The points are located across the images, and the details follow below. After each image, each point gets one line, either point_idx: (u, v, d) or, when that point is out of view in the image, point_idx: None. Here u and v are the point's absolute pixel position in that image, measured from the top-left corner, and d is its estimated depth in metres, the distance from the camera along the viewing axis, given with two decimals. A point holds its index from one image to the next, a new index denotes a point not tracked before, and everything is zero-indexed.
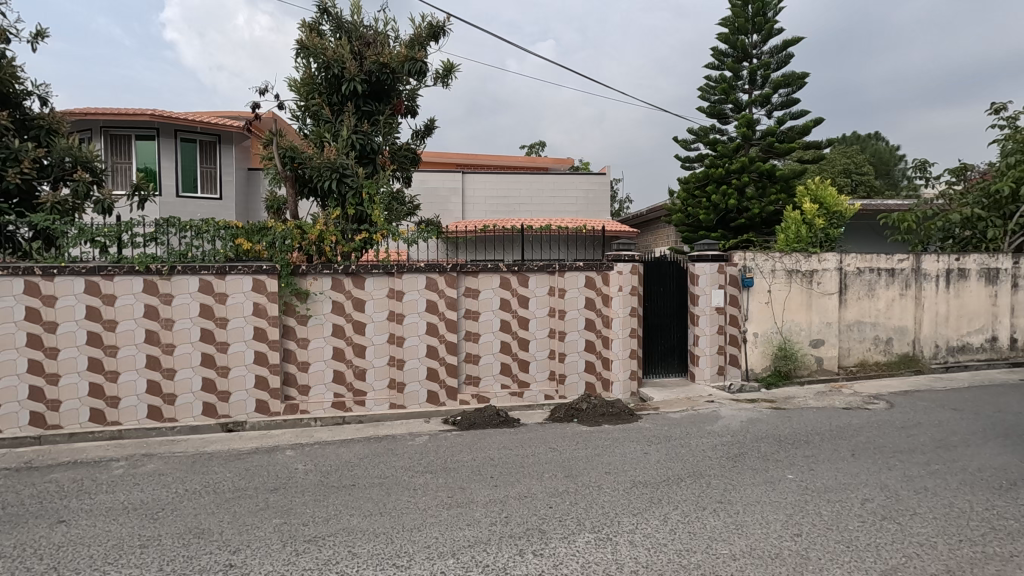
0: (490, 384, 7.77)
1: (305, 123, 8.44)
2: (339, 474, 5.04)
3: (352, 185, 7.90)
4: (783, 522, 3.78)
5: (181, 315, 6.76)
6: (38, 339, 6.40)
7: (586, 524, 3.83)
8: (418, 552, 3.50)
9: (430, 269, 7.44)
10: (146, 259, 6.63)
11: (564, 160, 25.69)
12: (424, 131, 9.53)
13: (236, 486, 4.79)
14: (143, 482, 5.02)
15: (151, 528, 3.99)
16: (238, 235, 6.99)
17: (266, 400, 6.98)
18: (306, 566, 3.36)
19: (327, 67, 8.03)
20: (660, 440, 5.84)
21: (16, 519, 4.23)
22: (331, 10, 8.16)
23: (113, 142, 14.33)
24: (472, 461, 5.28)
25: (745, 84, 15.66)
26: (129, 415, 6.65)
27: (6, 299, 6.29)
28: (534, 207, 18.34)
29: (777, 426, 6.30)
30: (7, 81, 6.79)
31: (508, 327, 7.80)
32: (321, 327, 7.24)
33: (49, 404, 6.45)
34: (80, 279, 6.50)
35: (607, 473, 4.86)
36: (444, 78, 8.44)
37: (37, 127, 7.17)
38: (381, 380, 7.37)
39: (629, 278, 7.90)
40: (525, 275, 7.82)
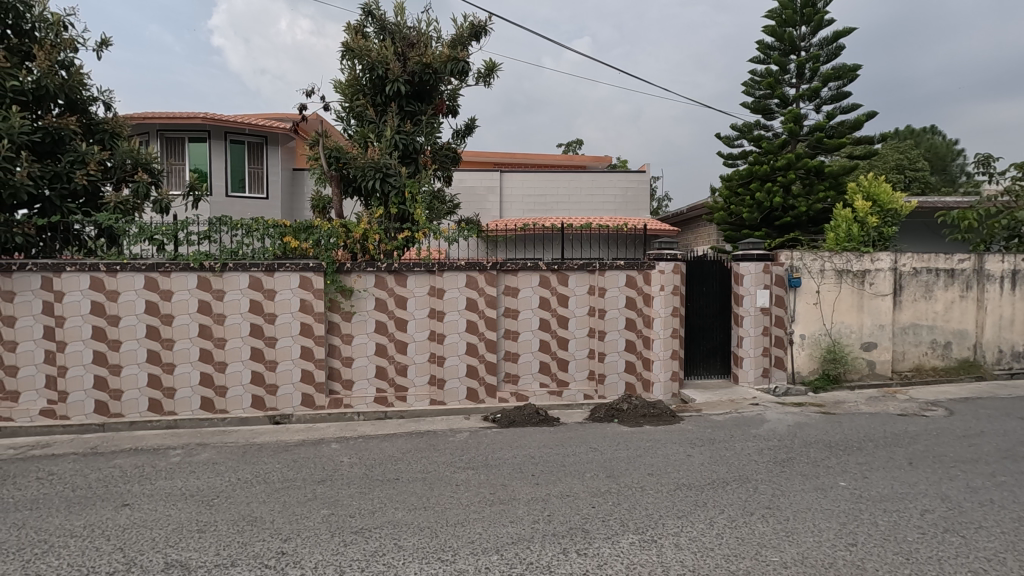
0: (529, 383, 7.76)
1: (349, 124, 8.62)
2: (383, 468, 5.15)
3: (395, 184, 8.02)
4: (837, 531, 3.65)
5: (232, 310, 7.02)
6: (102, 331, 6.80)
7: (630, 526, 3.79)
8: (463, 547, 3.54)
9: (470, 268, 7.49)
10: (199, 257, 6.91)
11: (601, 159, 25.56)
12: (464, 131, 9.61)
13: (285, 477, 4.94)
14: (198, 470, 5.24)
15: (208, 514, 4.16)
16: (286, 233, 7.15)
17: (312, 394, 7.19)
18: (355, 557, 3.45)
19: (371, 68, 8.18)
20: (704, 443, 5.72)
21: (85, 501, 4.49)
22: (375, 12, 8.31)
23: (168, 145, 15.00)
24: (512, 459, 5.30)
25: (792, 78, 15.15)
26: (184, 406, 6.95)
27: (74, 294, 6.73)
28: (571, 206, 18.26)
29: (827, 431, 6.09)
30: (75, 88, 7.17)
31: (548, 326, 7.79)
32: (365, 323, 7.40)
33: (111, 393, 6.82)
34: (141, 275, 6.86)
35: (650, 474, 4.81)
36: (486, 78, 8.48)
37: (101, 131, 7.58)
38: (421, 377, 7.47)
39: (670, 278, 7.79)
40: (565, 274, 7.78)
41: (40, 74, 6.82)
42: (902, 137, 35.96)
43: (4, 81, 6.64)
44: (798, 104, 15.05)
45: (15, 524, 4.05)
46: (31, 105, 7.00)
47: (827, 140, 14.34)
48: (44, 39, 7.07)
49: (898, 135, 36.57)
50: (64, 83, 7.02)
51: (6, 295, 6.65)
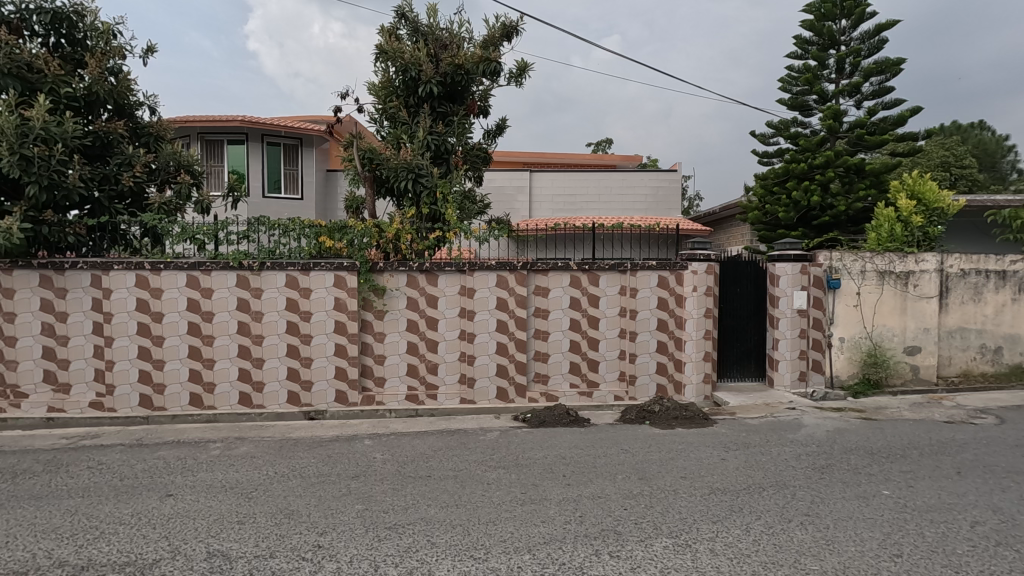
0: (559, 383, 7.74)
1: (382, 125, 8.74)
2: (415, 465, 5.20)
3: (427, 185, 8.08)
4: (880, 541, 3.53)
5: (270, 308, 7.20)
6: (147, 327, 7.07)
7: (664, 529, 3.74)
8: (495, 545, 3.56)
9: (501, 268, 7.51)
10: (239, 255, 7.11)
11: (631, 158, 25.33)
12: (495, 131, 9.64)
13: (321, 472, 5.05)
14: (237, 463, 5.40)
15: (247, 507, 4.28)
16: (321, 233, 7.28)
17: (345, 390, 7.31)
18: (389, 552, 3.50)
19: (404, 70, 8.26)
20: (739, 447, 5.61)
21: (132, 490, 4.68)
22: (409, 15, 8.41)
23: (208, 147, 15.49)
24: (543, 459, 5.30)
25: (832, 73, 14.72)
26: (223, 400, 7.16)
27: (121, 292, 7.03)
28: (601, 206, 18.14)
29: (868, 438, 5.90)
30: (124, 94, 7.47)
31: (578, 327, 7.75)
32: (396, 322, 7.50)
33: (155, 387, 7.09)
34: (183, 273, 7.10)
35: (683, 477, 4.74)
36: (518, 78, 8.48)
37: (147, 135, 7.88)
38: (452, 375, 7.54)
39: (703, 278, 7.67)
40: (596, 274, 7.73)
41: (92, 80, 7.12)
42: (947, 133, 34.54)
43: (58, 87, 6.97)
44: (837, 100, 14.61)
45: (69, 510, 4.25)
46: (83, 111, 7.32)
47: (869, 137, 13.85)
48: (95, 47, 7.38)
49: (944, 130, 35.13)
50: (113, 88, 7.31)
51: (60, 293, 6.98)
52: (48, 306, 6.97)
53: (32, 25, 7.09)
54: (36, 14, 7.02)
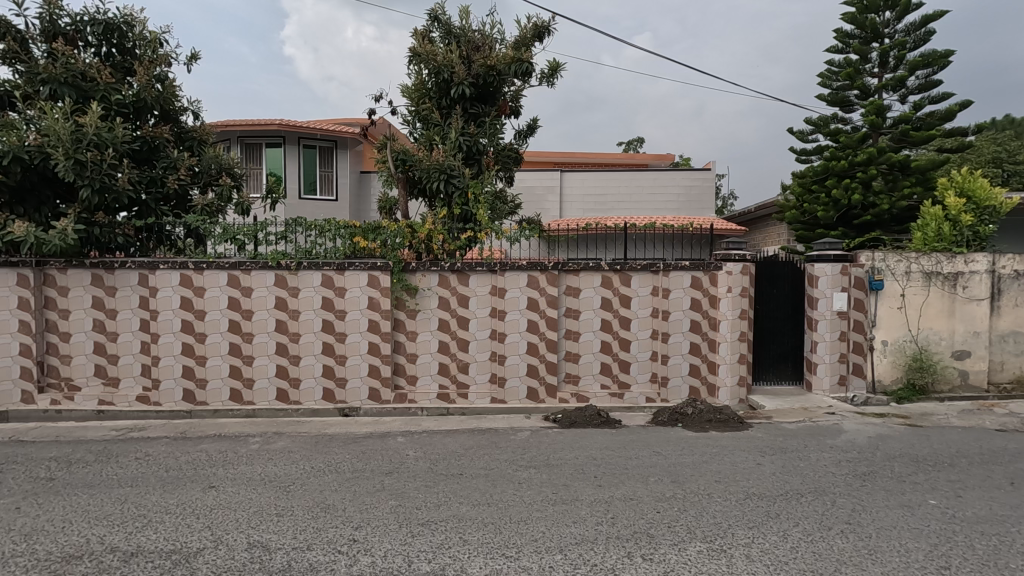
0: (590, 384, 7.70)
1: (415, 127, 8.85)
2: (447, 463, 5.26)
3: (459, 185, 8.16)
4: (926, 552, 3.40)
5: (306, 306, 7.38)
6: (190, 325, 7.34)
7: (697, 533, 3.69)
8: (526, 544, 3.57)
9: (532, 268, 7.52)
10: (277, 255, 7.31)
11: (664, 157, 24.95)
12: (526, 131, 9.66)
13: (355, 468, 5.15)
14: (275, 457, 5.55)
15: (285, 500, 4.40)
16: (356, 234, 7.43)
17: (378, 387, 7.43)
18: (422, 548, 3.55)
19: (437, 72, 8.34)
20: (776, 452, 5.48)
21: (177, 481, 4.87)
22: (441, 17, 8.50)
23: (248, 150, 15.97)
24: (574, 460, 5.28)
25: (874, 67, 14.22)
26: (262, 396, 7.38)
27: (166, 290, 7.31)
28: (632, 205, 17.96)
29: (913, 445, 5.68)
30: (169, 100, 7.78)
31: (610, 327, 7.69)
32: (428, 321, 7.59)
33: (198, 382, 7.34)
34: (224, 273, 7.34)
35: (717, 481, 4.66)
36: (549, 78, 8.48)
37: (191, 139, 8.18)
38: (483, 375, 7.58)
39: (738, 279, 7.51)
40: (628, 274, 7.66)
41: (140, 87, 7.43)
42: (999, 128, 32.94)
43: (109, 95, 7.28)
44: (881, 95, 14.08)
45: (119, 498, 4.45)
46: (132, 117, 7.64)
47: (914, 132, 13.30)
48: (143, 56, 7.71)
49: (995, 125, 33.57)
50: (160, 95, 7.62)
51: (110, 291, 7.30)
52: (99, 304, 7.31)
53: (85, 36, 7.43)
54: (90, 25, 7.35)
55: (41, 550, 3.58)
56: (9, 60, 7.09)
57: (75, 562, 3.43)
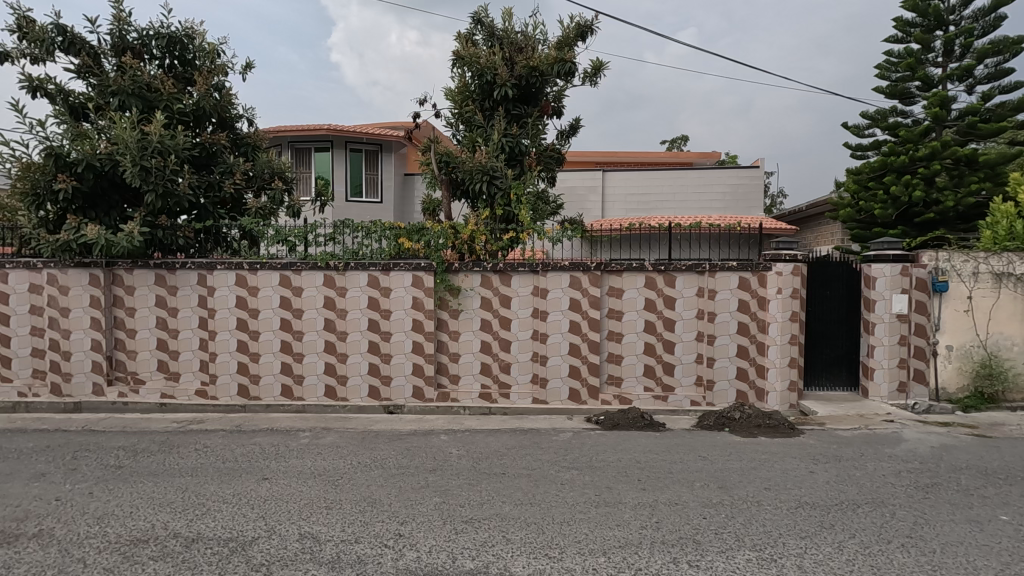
0: (633, 386, 7.60)
1: (458, 129, 8.95)
2: (489, 462, 5.31)
3: (501, 186, 8.22)
4: (996, 572, 3.20)
5: (353, 306, 7.59)
6: (244, 323, 7.66)
7: (746, 541, 3.59)
8: (570, 546, 3.56)
9: (574, 268, 7.48)
10: (326, 256, 7.55)
11: (709, 154, 24.29)
12: (568, 131, 9.62)
13: (400, 464, 5.26)
14: (324, 451, 5.73)
15: (334, 493, 4.54)
16: (400, 235, 7.59)
17: (422, 386, 7.56)
18: (466, 545, 3.59)
19: (480, 74, 8.41)
20: (830, 460, 5.27)
21: (234, 472, 5.10)
22: (485, 20, 8.58)
23: (298, 155, 16.54)
24: (617, 462, 5.23)
25: (938, 56, 13.47)
26: (311, 392, 7.63)
27: (223, 290, 7.65)
28: (676, 205, 17.62)
29: (981, 457, 5.35)
30: (226, 108, 8.16)
31: (653, 328, 7.57)
32: (471, 321, 7.67)
33: (252, 377, 7.66)
34: (276, 273, 7.63)
35: (767, 488, 4.52)
36: (592, 77, 8.42)
37: (246, 145, 8.57)
38: (525, 375, 7.60)
39: (788, 280, 7.25)
40: (672, 274, 7.51)
41: (200, 97, 7.82)
42: None
43: (172, 104, 7.69)
44: (944, 86, 13.35)
45: (180, 487, 4.70)
46: (192, 124, 8.05)
47: (982, 124, 12.52)
48: (202, 66, 8.12)
49: None
50: (217, 103, 8.01)
51: (171, 290, 7.71)
52: (162, 302, 7.72)
53: (150, 49, 7.87)
54: (154, 39, 7.79)
55: (112, 533, 3.82)
56: (83, 73, 7.56)
57: (141, 546, 3.64)
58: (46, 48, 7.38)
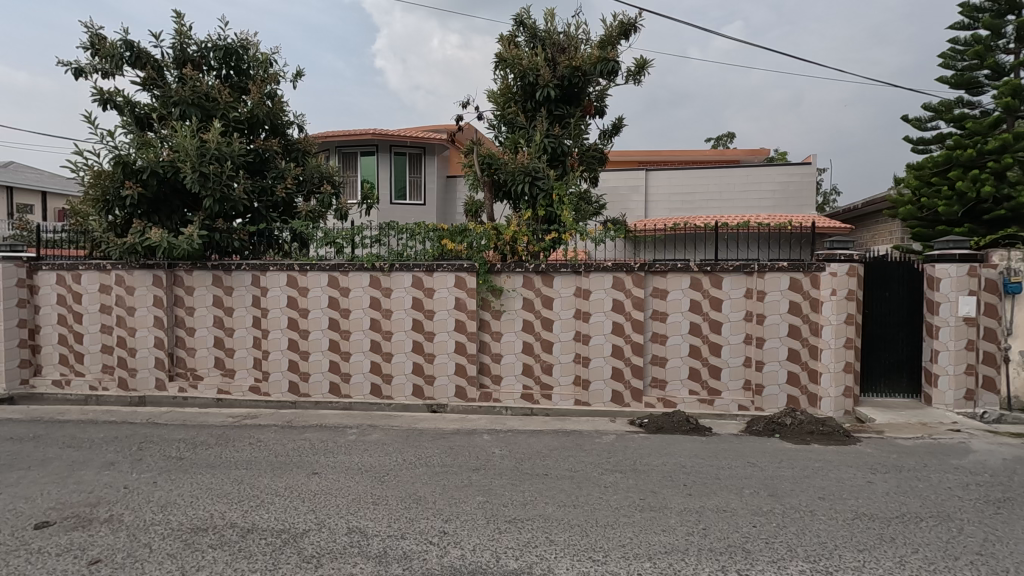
0: (677, 389, 7.44)
1: (500, 131, 9.00)
2: (532, 463, 5.31)
3: (543, 187, 8.22)
4: None
5: (398, 306, 7.74)
6: (295, 322, 7.93)
7: (799, 552, 3.47)
8: (614, 549, 3.52)
9: (617, 269, 7.40)
10: (372, 258, 7.73)
11: (757, 151, 23.53)
12: (611, 131, 9.53)
13: (444, 463, 5.33)
14: (370, 448, 5.87)
15: (381, 489, 4.64)
16: (443, 237, 7.71)
17: (464, 385, 7.64)
18: (510, 545, 3.60)
19: (523, 76, 8.43)
20: (889, 470, 5.02)
21: (285, 466, 5.29)
22: (527, 22, 8.60)
23: (345, 159, 17.02)
24: (662, 466, 5.13)
25: (1009, 42, 12.63)
26: (357, 390, 7.83)
27: (275, 290, 7.95)
28: (722, 204, 17.17)
29: None
30: (278, 114, 8.48)
31: (699, 330, 7.40)
32: (513, 322, 7.69)
33: (302, 375, 7.92)
34: (325, 274, 7.87)
35: (821, 498, 4.34)
36: (636, 75, 8.31)
37: (296, 150, 8.86)
38: (567, 376, 7.57)
39: (844, 281, 6.95)
40: (719, 275, 7.33)
41: (254, 105, 8.16)
42: None
43: (228, 113, 8.06)
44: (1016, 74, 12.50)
45: (236, 479, 4.90)
46: (246, 132, 8.40)
47: None
48: (256, 75, 8.46)
49: None
50: (270, 111, 8.34)
51: (227, 290, 8.06)
52: (219, 302, 8.09)
53: (209, 61, 8.27)
54: (212, 51, 8.18)
55: (175, 521, 4.03)
56: (148, 86, 8.01)
57: (202, 534, 3.82)
58: (116, 63, 7.86)
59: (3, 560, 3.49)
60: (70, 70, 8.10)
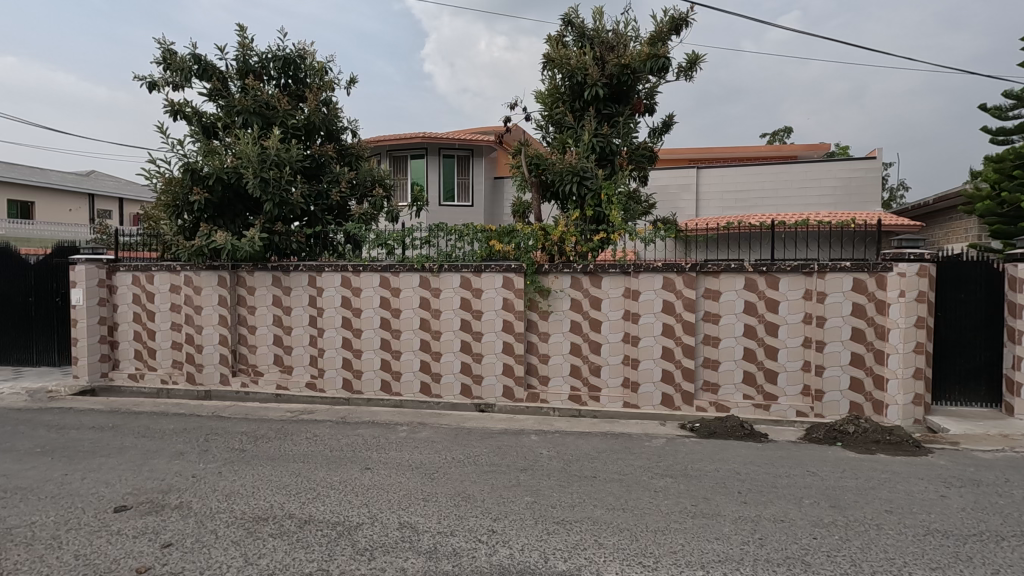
0: (730, 393, 7.21)
1: (548, 132, 8.99)
2: (580, 464, 5.28)
3: (591, 187, 8.16)
4: None
5: (447, 307, 7.86)
6: (348, 321, 8.19)
7: (863, 567, 3.30)
8: (665, 556, 3.46)
9: (668, 269, 7.23)
10: (422, 259, 7.89)
11: (817, 146, 22.49)
12: (661, 128, 9.35)
13: (492, 462, 5.38)
14: (420, 445, 5.99)
15: (430, 486, 4.73)
16: (491, 238, 7.78)
17: (511, 385, 7.67)
18: (558, 546, 3.59)
19: (571, 76, 8.39)
20: (964, 484, 4.69)
21: (340, 460, 5.47)
22: (575, 21, 8.56)
23: (395, 162, 17.46)
24: (714, 472, 4.99)
25: None
26: (408, 388, 8.00)
27: (330, 290, 8.24)
28: (778, 202, 16.53)
29: None
30: (333, 121, 8.78)
31: (754, 333, 7.14)
32: (560, 322, 7.67)
33: (354, 372, 8.16)
34: (377, 275, 8.08)
35: (888, 511, 4.10)
36: (687, 71, 8.12)
37: (350, 154, 9.16)
38: (616, 378, 7.49)
39: (914, 282, 6.54)
40: (775, 276, 7.05)
41: (310, 112, 8.49)
42: None
43: (287, 120, 8.42)
44: None
45: (294, 472, 5.11)
46: (304, 138, 8.74)
47: None
48: (313, 83, 8.79)
49: None
50: (325, 118, 8.67)
51: (286, 290, 8.41)
52: (278, 301, 8.45)
53: (269, 71, 8.66)
54: (272, 61, 8.56)
55: (238, 510, 4.24)
56: (213, 97, 8.46)
57: (263, 523, 4.01)
58: (185, 76, 8.34)
59: (87, 539, 3.78)
60: (145, 84, 8.67)
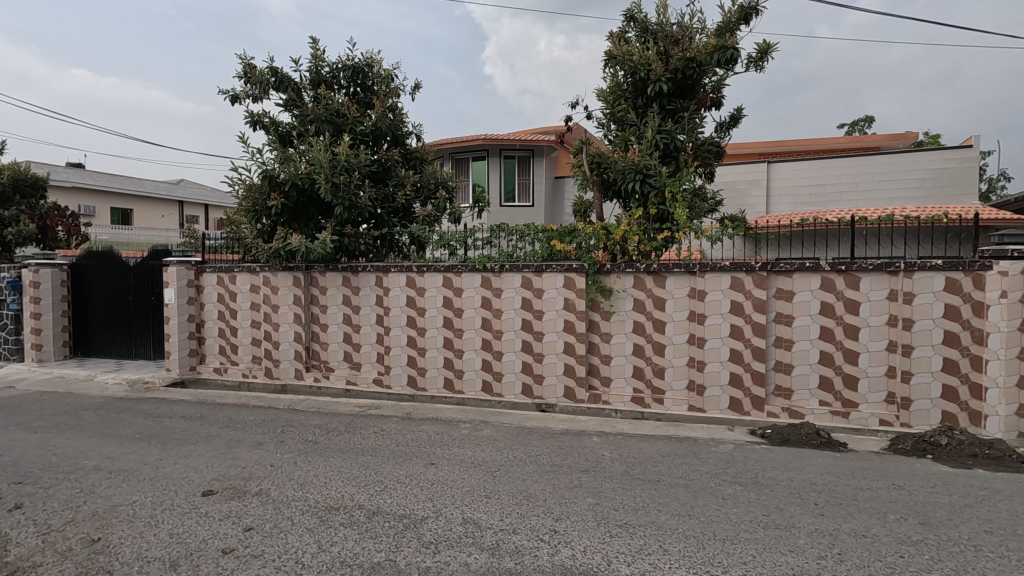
0: (805, 399, 6.84)
1: (610, 130, 8.87)
2: (643, 468, 5.18)
3: (655, 184, 7.95)
4: None
5: (508, 306, 7.92)
6: (413, 320, 8.43)
7: None
8: (734, 565, 3.33)
9: (736, 269, 6.96)
10: (483, 259, 8.00)
11: (903, 135, 20.92)
12: (729, 122, 9.01)
13: (554, 462, 5.37)
14: (483, 443, 6.07)
15: (492, 484, 4.78)
16: (552, 238, 7.74)
17: (573, 386, 7.63)
18: (621, 550, 3.54)
19: (633, 72, 8.23)
20: None
21: (405, 455, 5.63)
22: (637, 16, 8.41)
23: (457, 165, 17.82)
24: (788, 481, 4.75)
25: None
26: (470, 386, 8.13)
27: (396, 290, 8.50)
28: (858, 196, 15.54)
29: None
30: (399, 125, 9.08)
31: (831, 335, 6.74)
32: (623, 323, 7.54)
33: (419, 370, 8.39)
34: (440, 275, 8.27)
35: (988, 532, 3.76)
36: (758, 62, 7.79)
37: (414, 158, 9.44)
38: (680, 380, 7.28)
39: (1018, 280, 5.88)
40: (856, 275, 6.63)
41: (377, 118, 8.82)
42: None
43: (355, 126, 8.78)
44: None
45: (363, 465, 5.31)
46: (371, 143, 9.07)
47: None
48: (379, 90, 9.10)
49: None
50: (391, 124, 8.99)
51: (355, 290, 8.75)
52: (347, 301, 8.81)
53: (340, 80, 9.06)
54: (342, 71, 8.95)
55: (312, 499, 4.46)
56: (289, 107, 8.94)
57: (334, 512, 4.20)
58: (264, 88, 8.86)
59: (179, 519, 4.10)
60: (228, 97, 9.28)
